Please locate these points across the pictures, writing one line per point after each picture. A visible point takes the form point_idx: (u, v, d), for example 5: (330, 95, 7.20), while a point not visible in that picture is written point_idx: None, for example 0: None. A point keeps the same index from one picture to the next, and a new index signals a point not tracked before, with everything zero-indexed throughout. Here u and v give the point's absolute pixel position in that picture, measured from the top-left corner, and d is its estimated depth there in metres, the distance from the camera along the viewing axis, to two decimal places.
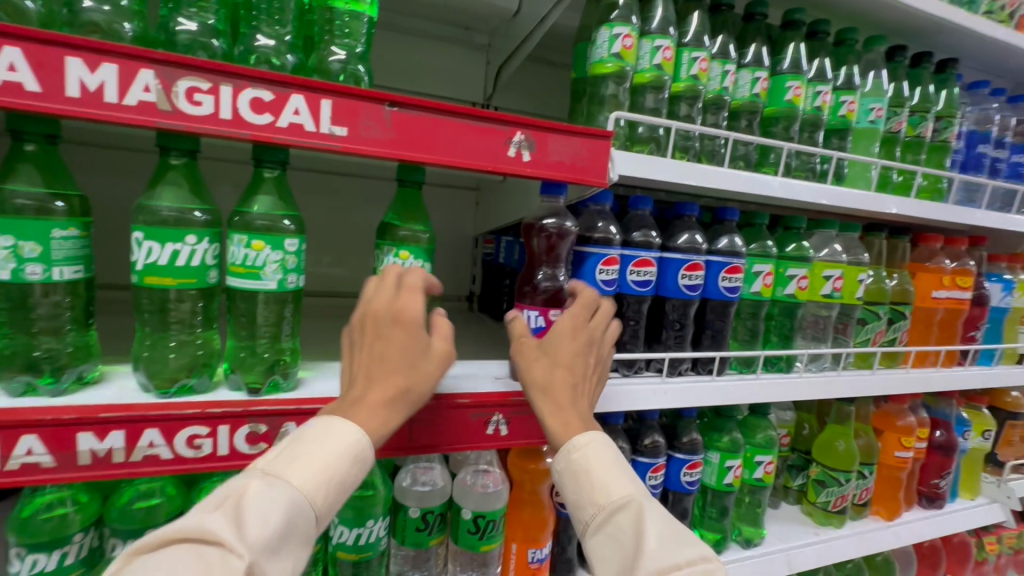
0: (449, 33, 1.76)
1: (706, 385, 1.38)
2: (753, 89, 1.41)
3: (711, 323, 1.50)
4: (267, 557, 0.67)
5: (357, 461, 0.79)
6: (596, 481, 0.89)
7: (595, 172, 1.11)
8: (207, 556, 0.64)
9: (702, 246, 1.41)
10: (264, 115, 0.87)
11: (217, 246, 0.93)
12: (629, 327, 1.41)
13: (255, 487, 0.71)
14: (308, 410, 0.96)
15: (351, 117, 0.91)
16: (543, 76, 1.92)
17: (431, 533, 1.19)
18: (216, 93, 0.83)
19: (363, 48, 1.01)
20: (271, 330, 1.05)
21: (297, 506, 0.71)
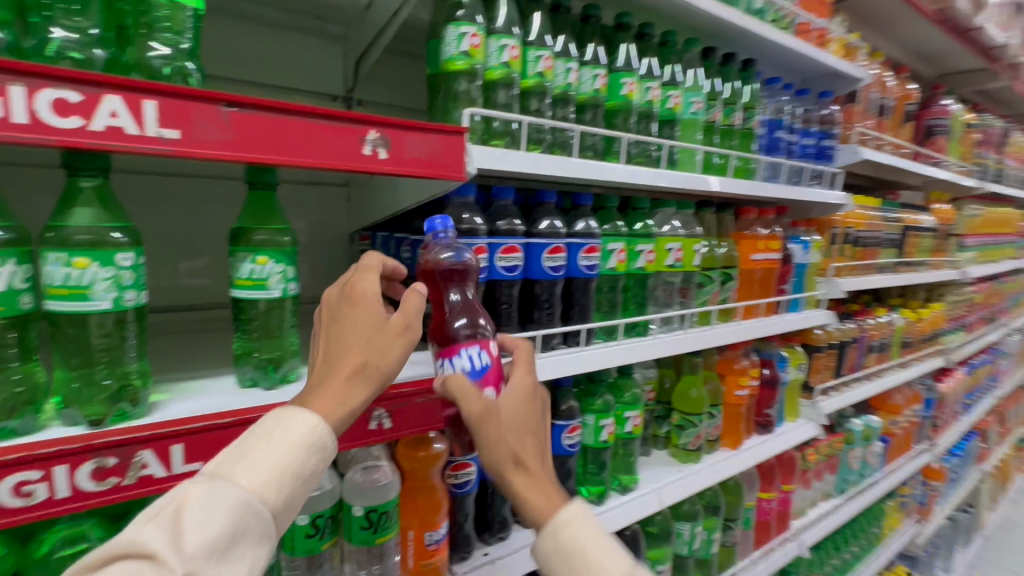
0: (297, 22, 1.67)
1: (577, 356, 1.52)
2: (594, 85, 1.55)
3: (577, 299, 1.65)
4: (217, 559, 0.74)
5: (310, 451, 0.87)
6: (589, 556, 0.96)
7: (453, 167, 1.16)
8: (146, 570, 0.70)
9: (562, 230, 1.55)
10: (84, 124, 0.78)
11: (29, 267, 0.83)
12: (503, 310, 1.50)
13: (197, 494, 0.76)
14: (166, 434, 0.90)
15: (181, 118, 0.85)
16: (404, 70, 1.92)
17: (323, 537, 1.18)
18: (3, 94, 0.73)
19: (190, 43, 0.94)
20: (111, 354, 0.96)
21: (243, 506, 0.78)
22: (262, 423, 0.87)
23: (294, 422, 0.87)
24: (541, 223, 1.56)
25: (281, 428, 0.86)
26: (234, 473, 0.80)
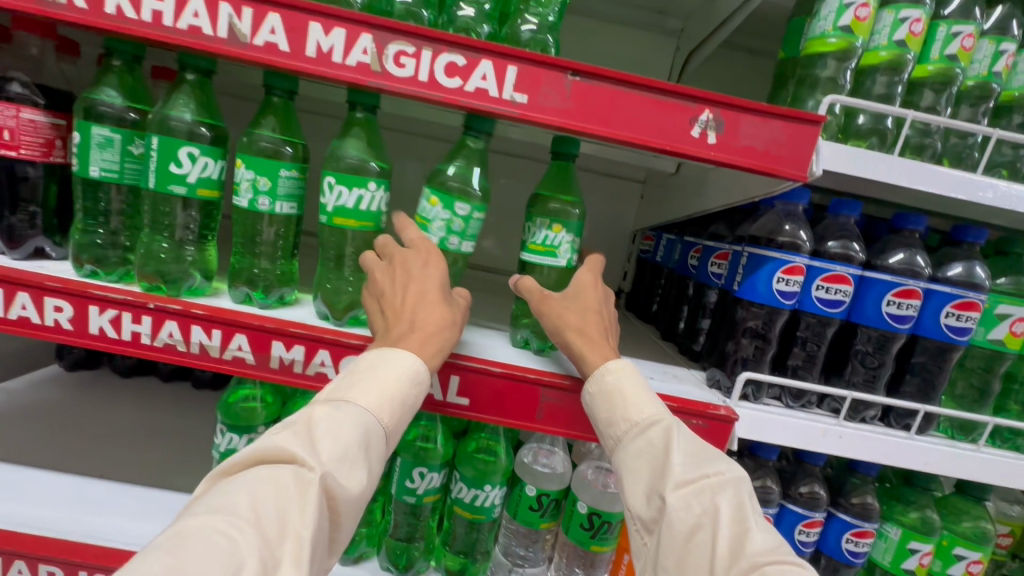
0: (634, 18, 1.13)
1: (896, 441, 0.69)
2: (893, 35, 0.63)
3: (801, 352, 0.73)
4: (347, 472, 0.42)
5: (411, 392, 0.50)
6: (629, 399, 0.57)
7: (567, 424, 0.64)
8: (279, 478, 0.39)
9: (851, 252, 0.69)
10: (320, 43, 0.55)
11: (223, 162, 0.62)
12: (749, 349, 0.72)
13: (324, 415, 0.44)
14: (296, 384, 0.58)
15: (488, 396, 0.62)
16: (735, 75, 1.15)
17: (544, 518, 0.72)
18: (350, 34, 0.55)
19: (558, 15, 0.61)
20: (272, 247, 0.69)
21: (371, 435, 0.45)
22: (353, 366, 0.51)
23: (389, 362, 0.50)
24: (891, 257, 0.71)
25: (354, 385, 0.48)
26: (349, 391, 0.48)
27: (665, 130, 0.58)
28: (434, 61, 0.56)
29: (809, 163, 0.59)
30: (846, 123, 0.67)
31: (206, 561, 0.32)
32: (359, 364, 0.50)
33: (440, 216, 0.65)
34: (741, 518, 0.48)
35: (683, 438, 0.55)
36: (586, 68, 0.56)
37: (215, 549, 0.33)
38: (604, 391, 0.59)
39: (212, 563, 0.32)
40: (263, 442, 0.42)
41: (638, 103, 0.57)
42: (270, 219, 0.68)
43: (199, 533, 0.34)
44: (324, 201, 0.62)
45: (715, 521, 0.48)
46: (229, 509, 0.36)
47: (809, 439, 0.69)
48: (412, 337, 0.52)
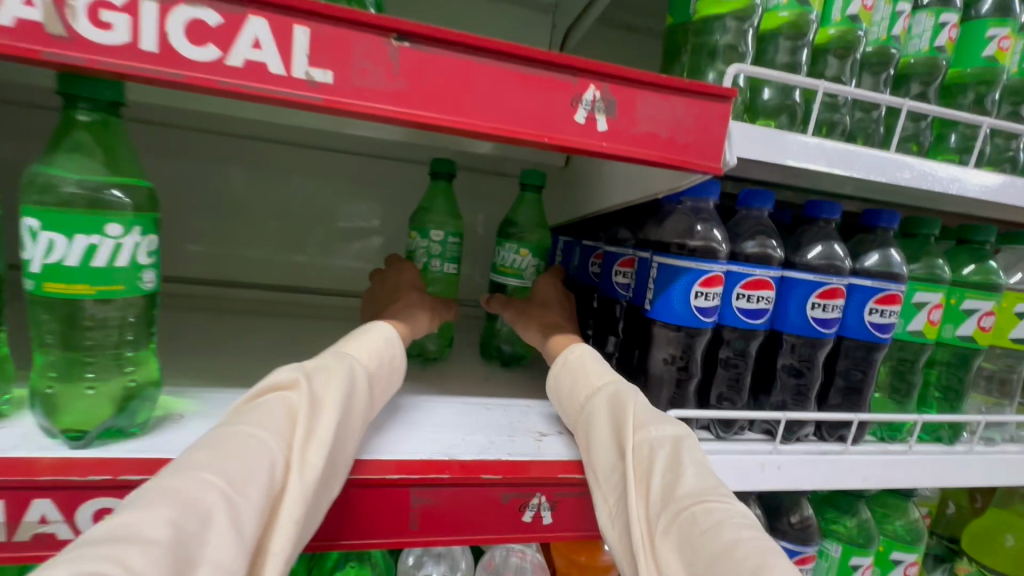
0: None
1: (834, 460, 0.60)
2: None
3: (726, 373, 0.62)
4: (330, 398, 0.39)
5: (390, 351, 0.50)
6: (591, 370, 0.52)
7: (459, 530, 0.46)
8: (271, 411, 0.35)
9: (771, 252, 0.59)
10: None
11: None
12: (670, 378, 0.60)
13: (319, 360, 0.43)
14: (94, 490, 0.38)
15: (333, 517, 0.43)
16: (619, 55, 1.04)
17: None
18: None
19: None
20: None
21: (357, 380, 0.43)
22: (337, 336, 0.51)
23: (370, 328, 0.51)
24: (809, 252, 0.62)
25: (342, 342, 0.48)
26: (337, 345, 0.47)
27: (538, 116, 0.41)
28: (164, 20, 0.35)
29: (722, 152, 0.46)
30: (751, 99, 0.57)
31: (242, 458, 0.30)
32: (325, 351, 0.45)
33: (421, 245, 0.71)
34: (675, 464, 0.40)
35: (639, 401, 0.47)
36: (416, 29, 0.38)
37: (249, 449, 0.31)
38: (563, 369, 0.54)
39: (247, 460, 0.30)
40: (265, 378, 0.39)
41: (499, 80, 0.40)
42: None
43: (222, 438, 0.31)
44: (26, 257, 0.38)
45: (650, 471, 0.40)
46: (252, 419, 0.34)
47: (748, 478, 0.58)
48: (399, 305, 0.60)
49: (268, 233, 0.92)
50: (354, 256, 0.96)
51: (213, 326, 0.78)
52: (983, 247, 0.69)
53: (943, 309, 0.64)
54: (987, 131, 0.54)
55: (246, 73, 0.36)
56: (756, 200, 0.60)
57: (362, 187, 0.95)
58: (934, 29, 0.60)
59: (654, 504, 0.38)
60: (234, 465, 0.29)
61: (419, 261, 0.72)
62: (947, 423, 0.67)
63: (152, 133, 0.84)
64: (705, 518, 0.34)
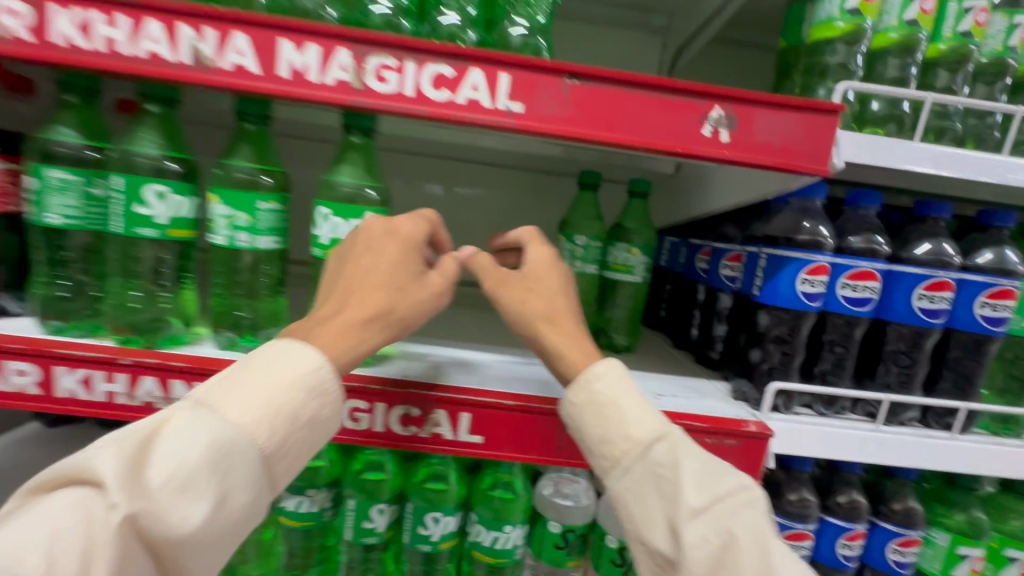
0: (620, 17, 1.09)
1: (938, 443, 0.65)
2: (905, 14, 0.59)
3: (829, 357, 0.68)
4: (143, 475, 0.36)
5: (307, 403, 0.43)
6: (626, 414, 0.50)
7: None
8: (79, 505, 0.35)
9: (877, 246, 0.66)
10: (293, 63, 0.50)
11: (193, 200, 0.56)
12: (774, 357, 0.68)
13: (172, 430, 0.37)
14: (349, 391, 0.56)
15: (503, 433, 0.57)
16: (730, 70, 1.11)
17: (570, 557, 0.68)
18: (325, 50, 0.50)
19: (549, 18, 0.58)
20: (253, 283, 0.63)
21: (224, 427, 0.39)
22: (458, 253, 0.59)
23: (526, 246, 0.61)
24: (917, 248, 0.67)
25: (227, 390, 0.41)
26: (222, 401, 0.40)
27: (672, 132, 0.53)
28: (418, 74, 0.51)
29: (830, 158, 0.55)
30: (860, 112, 0.64)
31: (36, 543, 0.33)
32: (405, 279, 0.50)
33: (567, 248, 0.84)
34: (759, 540, 0.44)
35: (689, 456, 0.48)
36: (583, 70, 0.52)
37: (29, 541, 0.33)
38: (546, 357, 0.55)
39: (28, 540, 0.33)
40: (136, 428, 0.38)
41: (643, 106, 0.53)
42: (251, 254, 0.63)
43: (39, 527, 0.34)
44: (314, 233, 0.57)
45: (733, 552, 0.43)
46: (48, 519, 0.34)
47: (849, 449, 0.64)
48: (334, 324, 0.46)
49: None
50: None
51: None
52: None
53: None
54: None
55: (465, 108, 0.52)
56: (864, 201, 0.67)
57: None
58: None
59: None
60: (55, 561, 0.33)
61: (564, 261, 0.84)
62: None
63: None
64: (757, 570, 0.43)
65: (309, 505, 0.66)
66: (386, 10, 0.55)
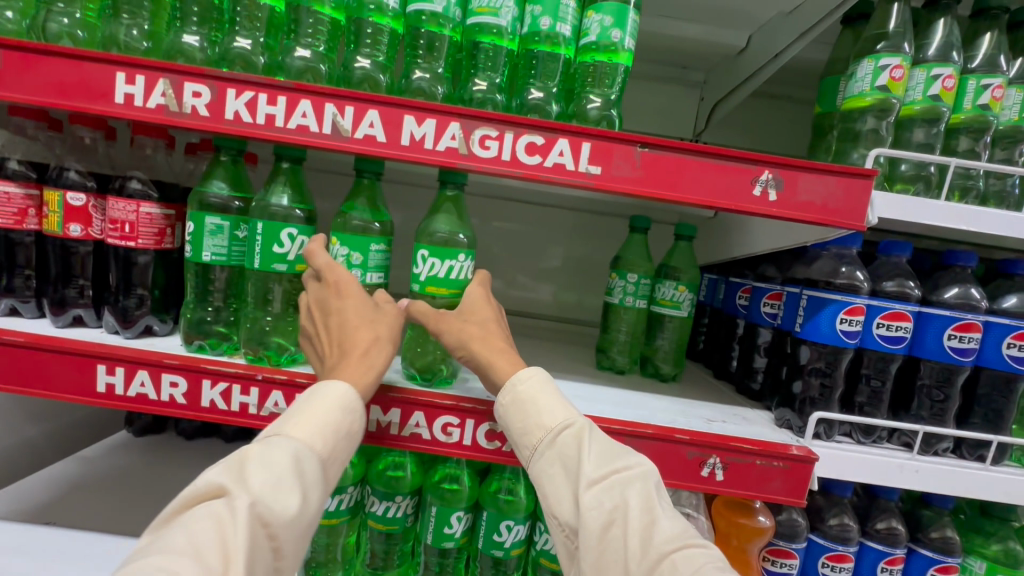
0: (662, 75, 1.20)
1: (972, 473, 0.70)
2: (929, 91, 0.68)
3: (866, 390, 0.75)
4: (262, 482, 0.45)
5: (344, 419, 0.54)
6: (542, 407, 0.60)
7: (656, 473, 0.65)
8: (215, 513, 0.42)
9: (909, 290, 0.73)
10: (413, 133, 0.61)
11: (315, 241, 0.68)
12: (815, 389, 0.75)
13: (257, 451, 0.47)
14: (444, 408, 0.65)
15: None
16: (763, 122, 1.21)
17: None
18: (440, 123, 0.62)
19: (619, 93, 0.68)
20: None
21: (303, 449, 0.49)
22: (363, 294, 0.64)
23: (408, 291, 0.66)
24: (946, 292, 0.74)
25: (287, 421, 0.51)
26: (281, 426, 0.51)
27: (727, 191, 0.62)
28: (514, 142, 0.62)
29: (865, 214, 0.63)
30: (889, 172, 0.72)
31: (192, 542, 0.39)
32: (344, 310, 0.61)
33: (618, 284, 0.93)
34: (650, 507, 0.52)
35: (594, 439, 0.57)
36: (652, 140, 0.62)
37: (186, 546, 0.39)
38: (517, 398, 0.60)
39: (179, 546, 0.39)
40: (227, 461, 0.47)
41: (702, 170, 0.62)
42: None
43: (181, 533, 0.40)
44: (415, 271, 0.69)
45: (626, 515, 0.51)
46: (185, 531, 0.40)
47: (887, 475, 0.70)
48: (351, 361, 0.58)
49: None
50: None
51: None
52: None
53: None
54: None
55: (553, 170, 0.62)
56: (893, 250, 0.75)
57: None
58: None
59: (635, 549, 0.49)
60: (203, 544, 0.39)
61: (616, 296, 0.93)
62: None
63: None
64: (684, 564, 0.47)
65: (394, 510, 0.74)
66: (484, 88, 0.66)
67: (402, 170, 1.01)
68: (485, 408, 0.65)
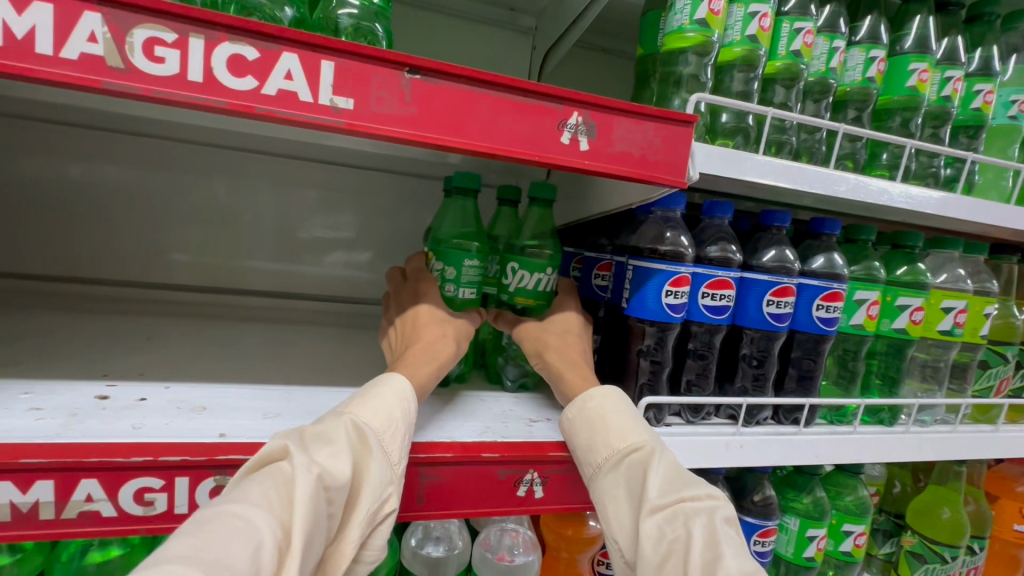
0: (484, 13, 1.03)
1: (788, 440, 0.68)
2: (747, 30, 0.61)
3: (693, 365, 0.69)
4: (331, 464, 0.39)
5: (410, 412, 0.49)
6: (610, 425, 0.52)
7: (462, 504, 0.51)
8: (277, 482, 0.37)
9: (732, 255, 0.67)
10: (7, 26, 0.36)
11: None
12: (644, 369, 0.67)
13: (319, 427, 0.42)
14: (132, 467, 0.43)
15: None
16: (595, 76, 1.12)
17: None
18: (63, 11, 0.37)
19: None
20: None
21: (368, 437, 0.44)
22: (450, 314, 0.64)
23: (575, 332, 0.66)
24: (764, 255, 0.70)
25: (353, 401, 0.46)
26: (347, 405, 0.46)
27: (530, 138, 0.48)
28: (209, 54, 0.40)
29: (686, 168, 0.54)
30: (711, 125, 0.65)
31: (229, 532, 0.31)
32: (553, 349, 0.62)
33: (437, 268, 0.69)
34: (714, 544, 0.41)
35: (664, 464, 0.48)
36: (426, 63, 0.44)
37: (234, 531, 0.31)
38: (582, 409, 0.54)
39: (230, 535, 0.31)
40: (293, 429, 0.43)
41: (495, 108, 0.47)
42: None
43: (246, 490, 0.35)
44: None
45: (688, 547, 0.41)
46: (244, 499, 0.34)
47: (714, 456, 0.64)
48: (418, 349, 0.56)
49: (260, 242, 0.94)
50: (346, 265, 0.99)
51: (212, 329, 0.81)
52: (912, 251, 0.79)
53: (880, 305, 0.73)
54: (911, 151, 0.63)
55: (278, 103, 0.41)
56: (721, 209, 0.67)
57: (352, 198, 0.97)
58: (865, 62, 0.70)
59: None
60: (277, 497, 0.35)
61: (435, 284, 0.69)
62: (885, 405, 0.77)
63: (150, 145, 0.87)
64: None
65: None
66: None
67: (118, 111, 0.70)
68: (204, 457, 0.45)
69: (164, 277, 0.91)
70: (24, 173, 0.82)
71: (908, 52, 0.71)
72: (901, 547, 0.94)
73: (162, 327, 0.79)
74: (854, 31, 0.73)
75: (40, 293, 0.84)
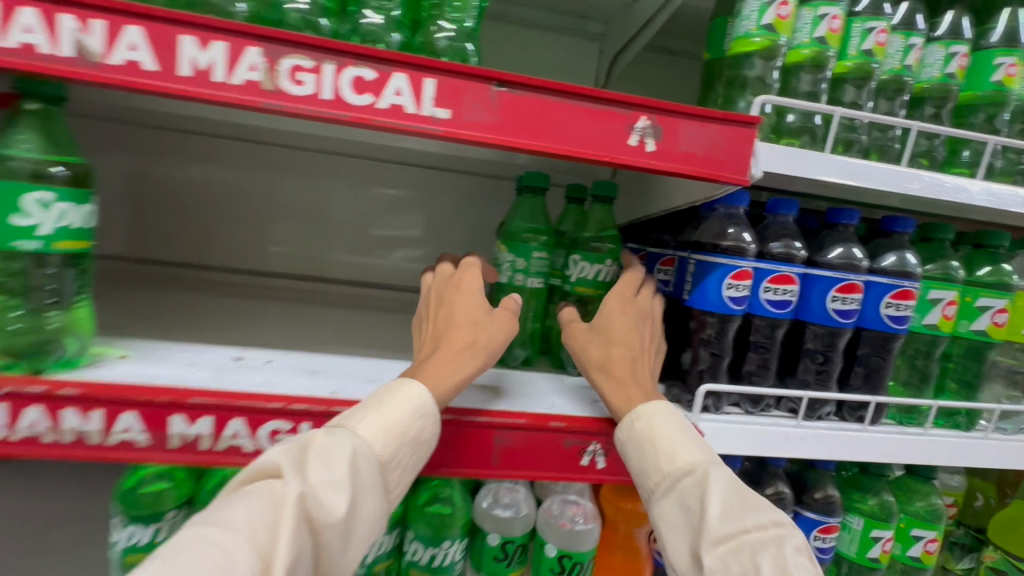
0: (555, 22, 1.09)
1: (852, 436, 0.69)
2: (815, 33, 0.62)
3: (754, 358, 0.71)
4: (322, 487, 0.40)
5: (416, 425, 0.48)
6: (662, 447, 0.52)
7: (532, 468, 0.57)
8: (264, 505, 0.39)
9: (795, 252, 0.69)
10: (194, 60, 0.46)
11: (78, 208, 0.51)
12: (704, 359, 0.70)
13: (320, 443, 0.43)
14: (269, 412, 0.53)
15: (439, 451, 0.55)
16: (662, 78, 1.14)
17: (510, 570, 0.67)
18: (233, 47, 0.47)
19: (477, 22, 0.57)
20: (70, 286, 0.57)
21: (366, 457, 0.44)
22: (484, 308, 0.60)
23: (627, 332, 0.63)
24: (830, 252, 0.71)
25: (356, 415, 0.47)
26: (352, 420, 0.46)
27: (601, 141, 0.53)
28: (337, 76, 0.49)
29: (749, 167, 0.57)
30: (776, 126, 0.67)
31: (199, 563, 0.34)
32: (599, 369, 0.60)
33: (507, 260, 0.75)
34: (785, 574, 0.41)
35: (723, 484, 0.48)
36: (512, 78, 0.51)
37: (202, 561, 0.34)
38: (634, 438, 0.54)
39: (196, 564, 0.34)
40: (297, 439, 0.44)
41: (571, 114, 0.53)
42: None
43: (234, 507, 0.38)
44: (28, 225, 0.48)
45: None
46: (224, 523, 0.37)
47: (773, 445, 0.66)
48: (432, 363, 0.53)
49: (351, 235, 1.06)
50: (424, 258, 1.08)
51: (312, 310, 0.93)
52: (998, 251, 0.76)
53: (958, 305, 0.72)
54: (992, 148, 0.62)
55: (389, 115, 0.49)
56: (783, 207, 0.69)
57: (432, 196, 1.07)
58: (945, 58, 0.69)
59: None
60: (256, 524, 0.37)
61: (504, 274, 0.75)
62: (961, 409, 0.74)
63: (264, 151, 1.01)
64: None
65: None
66: (302, 7, 0.52)
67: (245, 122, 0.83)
68: (322, 409, 0.54)
69: (271, 265, 1.05)
70: (167, 176, 0.98)
71: (995, 46, 0.69)
72: (981, 563, 0.89)
73: (271, 307, 0.92)
74: (933, 27, 0.72)
75: (176, 276, 1.00)
